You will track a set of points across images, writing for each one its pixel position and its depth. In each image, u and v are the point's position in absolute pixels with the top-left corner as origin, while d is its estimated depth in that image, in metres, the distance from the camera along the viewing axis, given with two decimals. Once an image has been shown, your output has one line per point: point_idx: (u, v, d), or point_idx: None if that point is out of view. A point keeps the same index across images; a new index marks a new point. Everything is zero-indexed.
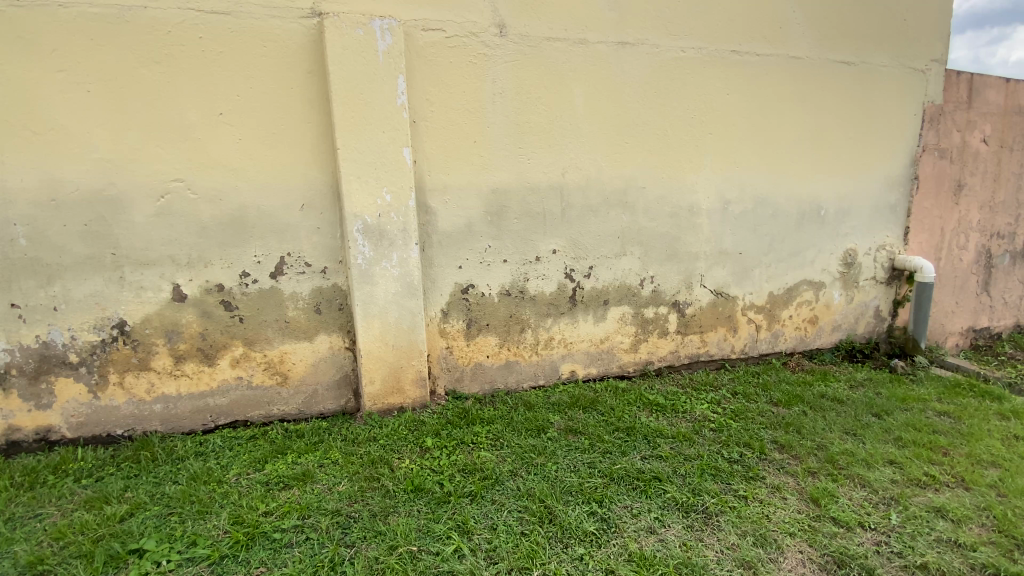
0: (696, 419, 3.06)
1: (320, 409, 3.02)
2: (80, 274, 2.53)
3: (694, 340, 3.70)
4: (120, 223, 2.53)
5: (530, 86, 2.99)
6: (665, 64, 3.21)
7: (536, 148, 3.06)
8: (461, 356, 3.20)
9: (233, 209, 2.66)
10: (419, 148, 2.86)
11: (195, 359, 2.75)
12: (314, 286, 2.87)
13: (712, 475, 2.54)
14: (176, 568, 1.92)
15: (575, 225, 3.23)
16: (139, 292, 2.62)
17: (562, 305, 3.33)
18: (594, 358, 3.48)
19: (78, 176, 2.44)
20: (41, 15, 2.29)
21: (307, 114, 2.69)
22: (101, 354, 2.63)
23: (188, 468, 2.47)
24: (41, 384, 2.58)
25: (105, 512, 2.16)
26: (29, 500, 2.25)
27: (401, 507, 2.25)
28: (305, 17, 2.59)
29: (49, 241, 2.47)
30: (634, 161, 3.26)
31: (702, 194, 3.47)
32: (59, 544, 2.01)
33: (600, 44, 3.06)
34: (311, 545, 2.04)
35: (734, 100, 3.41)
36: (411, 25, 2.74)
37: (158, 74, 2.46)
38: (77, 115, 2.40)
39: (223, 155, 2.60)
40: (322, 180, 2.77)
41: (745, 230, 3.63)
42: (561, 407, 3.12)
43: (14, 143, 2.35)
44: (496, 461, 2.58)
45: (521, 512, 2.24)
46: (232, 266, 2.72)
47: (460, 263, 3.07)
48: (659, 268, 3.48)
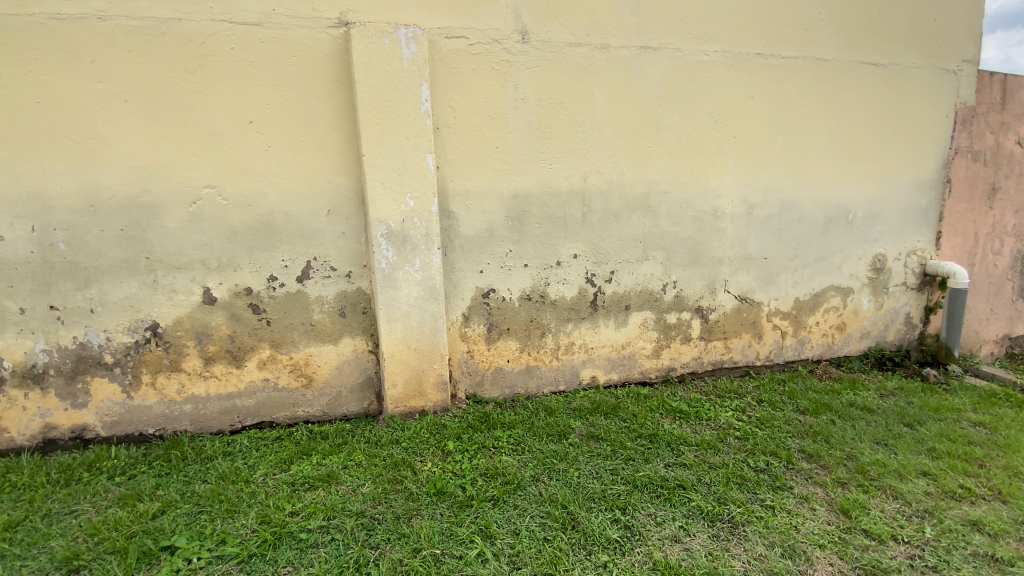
0: (721, 427, 3.01)
1: (344, 411, 3.06)
2: (116, 278, 2.62)
3: (717, 346, 3.64)
4: (154, 228, 2.61)
5: (551, 91, 3.00)
6: (688, 67, 3.19)
7: (557, 153, 3.07)
8: (482, 360, 3.21)
9: (261, 215, 2.72)
10: (442, 154, 2.90)
11: (224, 360, 2.81)
12: (339, 290, 2.92)
13: (738, 484, 2.50)
14: (206, 566, 1.96)
15: (596, 229, 3.22)
16: (172, 295, 2.70)
17: (583, 310, 3.31)
18: (616, 363, 3.45)
19: (115, 182, 2.53)
20: (82, 28, 2.39)
21: (333, 121, 2.74)
22: (134, 354, 2.70)
23: (217, 468, 2.52)
24: (77, 384, 2.67)
25: (138, 510, 2.22)
26: (65, 497, 2.33)
27: (424, 510, 2.26)
28: (332, 27, 2.65)
29: (87, 246, 2.56)
30: (656, 165, 3.24)
31: (726, 199, 3.43)
32: (93, 540, 2.07)
33: (622, 49, 3.06)
34: (336, 545, 2.06)
35: (757, 104, 3.37)
36: (435, 33, 2.78)
37: (191, 84, 2.54)
38: (115, 124, 2.49)
39: (252, 162, 2.66)
40: (347, 186, 2.82)
41: (770, 235, 3.58)
42: (582, 412, 3.10)
43: (55, 151, 2.45)
44: (518, 466, 2.57)
45: (543, 518, 2.23)
46: (261, 270, 2.78)
47: (480, 268, 3.09)
48: (681, 273, 3.44)
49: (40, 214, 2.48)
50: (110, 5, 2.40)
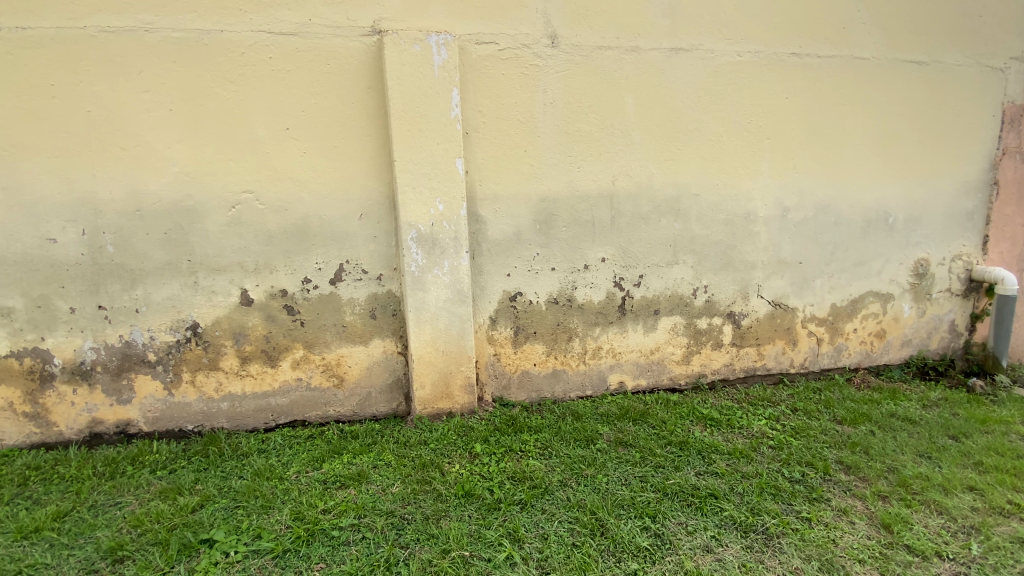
0: (754, 435, 2.94)
1: (374, 411, 3.10)
2: (160, 279, 2.73)
3: (750, 352, 3.56)
4: (195, 232, 2.72)
5: (580, 94, 2.99)
6: (720, 68, 3.14)
7: (586, 156, 3.06)
8: (509, 363, 3.22)
9: (297, 219, 2.80)
10: (471, 159, 2.92)
11: (259, 360, 2.90)
12: (370, 292, 2.97)
13: (772, 495, 2.43)
14: (243, 559, 2.03)
15: (625, 233, 3.20)
16: (211, 296, 2.79)
17: (611, 314, 3.28)
18: (644, 369, 3.40)
19: (159, 188, 2.64)
20: (132, 41, 2.51)
21: (366, 127, 2.80)
22: (175, 353, 2.81)
23: (252, 464, 2.60)
24: (122, 380, 2.79)
25: (178, 503, 2.30)
26: (110, 489, 2.43)
27: (452, 511, 2.28)
28: (365, 36, 2.71)
29: (133, 248, 2.67)
30: (687, 168, 3.20)
31: (759, 202, 3.36)
32: (137, 532, 2.16)
33: (653, 51, 3.04)
34: (367, 544, 2.09)
35: (792, 105, 3.29)
36: (466, 39, 2.81)
37: (231, 92, 2.63)
38: (160, 132, 2.60)
39: (289, 168, 2.74)
40: (379, 190, 2.87)
41: (805, 239, 3.48)
42: (610, 418, 3.06)
43: (105, 158, 2.57)
44: (546, 471, 2.56)
45: (571, 524, 2.22)
46: (296, 273, 2.85)
47: (508, 271, 3.10)
48: (712, 277, 3.38)
49: (90, 217, 2.61)
50: (157, 18, 2.51)
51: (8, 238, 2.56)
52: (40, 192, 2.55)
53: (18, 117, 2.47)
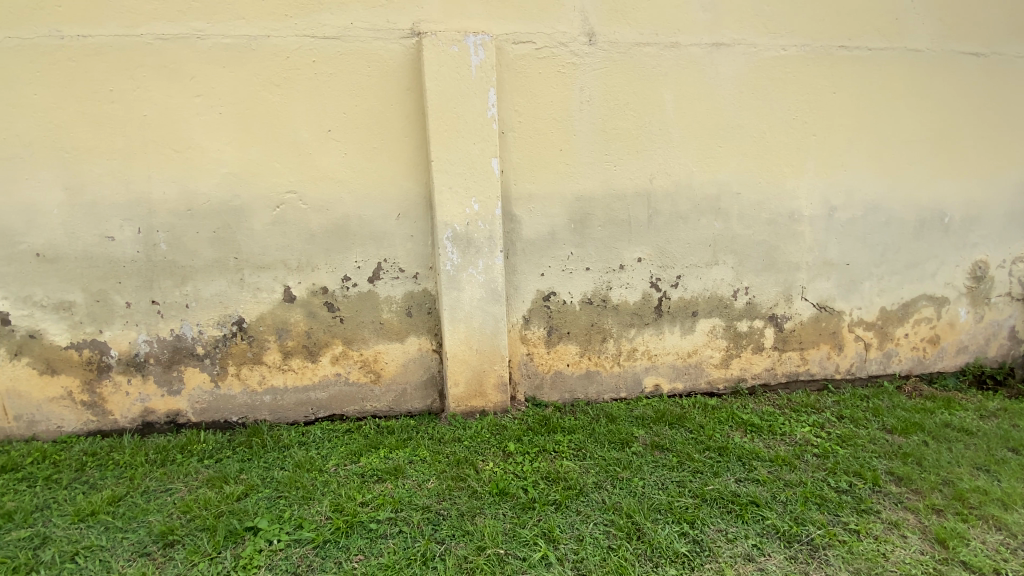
0: (797, 443, 2.83)
1: (409, 407, 3.14)
2: (209, 276, 2.84)
3: (793, 357, 3.43)
4: (241, 231, 2.82)
5: (617, 92, 2.96)
6: (764, 63, 3.05)
7: (623, 155, 3.02)
8: (542, 363, 3.20)
9: (337, 218, 2.87)
10: (507, 158, 2.93)
11: (301, 355, 2.98)
12: (406, 291, 3.02)
13: (817, 505, 2.36)
14: (286, 548, 2.12)
15: (662, 232, 3.14)
16: (256, 292, 2.89)
17: (646, 316, 3.23)
18: (681, 372, 3.33)
19: (208, 188, 2.76)
20: (185, 48, 2.63)
21: (405, 128, 2.85)
22: (222, 347, 2.92)
23: (293, 456, 2.68)
24: (173, 372, 2.92)
25: (225, 491, 2.40)
26: (161, 476, 2.56)
27: (487, 509, 2.31)
28: (404, 38, 2.75)
29: (184, 246, 2.80)
30: (728, 166, 3.12)
31: (804, 200, 3.24)
32: (186, 517, 2.27)
33: (692, 47, 2.97)
34: (404, 538, 2.16)
35: (840, 100, 3.16)
36: (503, 39, 2.82)
37: (277, 96, 2.72)
38: (210, 135, 2.72)
39: (330, 169, 2.82)
40: (416, 190, 2.92)
41: (853, 239, 3.34)
42: (646, 421, 3.00)
43: (159, 160, 2.70)
44: (580, 472, 2.54)
45: (607, 527, 2.21)
46: (336, 271, 2.93)
47: (542, 270, 3.09)
48: (753, 278, 3.28)
49: (145, 217, 2.75)
50: (207, 25, 2.62)
51: (70, 235, 2.72)
52: (100, 193, 2.70)
53: (80, 121, 2.63)
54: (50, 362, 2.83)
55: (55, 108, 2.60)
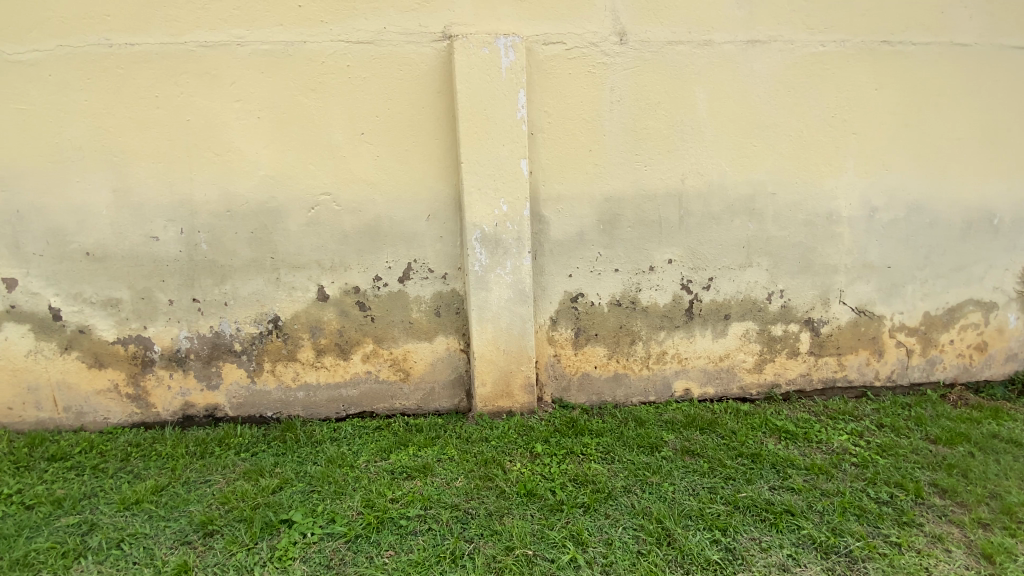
0: (834, 451, 2.76)
1: (436, 406, 3.17)
2: (246, 275, 2.94)
3: (830, 362, 3.32)
4: (278, 231, 2.90)
5: (649, 91, 2.92)
6: (801, 60, 2.97)
7: (653, 155, 2.98)
8: (569, 365, 3.18)
9: (369, 219, 2.93)
10: (536, 159, 2.93)
11: (333, 353, 3.05)
12: (435, 291, 3.05)
13: (856, 516, 2.32)
14: (319, 541, 2.19)
15: (694, 233, 3.09)
16: (291, 291, 2.97)
17: (676, 318, 3.18)
18: (712, 376, 3.27)
19: (247, 190, 2.85)
20: (226, 55, 2.72)
21: (436, 130, 2.88)
22: (258, 344, 3.01)
23: (325, 451, 2.74)
24: (211, 367, 3.02)
25: (260, 484, 2.48)
26: (201, 467, 2.65)
27: (515, 509, 2.33)
28: (436, 41, 2.79)
29: (224, 246, 2.90)
30: (763, 165, 3.05)
31: (843, 201, 3.14)
32: (224, 508, 2.36)
33: (727, 44, 2.92)
34: (433, 535, 2.21)
35: (883, 97, 3.05)
36: (533, 40, 2.82)
37: (312, 100, 2.79)
38: (249, 138, 2.81)
39: (363, 171, 2.87)
40: (446, 191, 2.95)
41: (895, 241, 3.22)
42: (675, 425, 2.94)
43: (201, 163, 2.80)
44: (609, 476, 2.53)
45: (636, 531, 2.22)
46: (368, 270, 2.98)
47: (570, 272, 3.08)
48: (789, 281, 3.19)
49: (188, 218, 2.86)
50: (248, 32, 2.71)
51: (118, 235, 2.85)
52: (146, 195, 2.82)
53: (127, 126, 2.75)
54: (98, 356, 2.97)
55: (105, 114, 2.73)
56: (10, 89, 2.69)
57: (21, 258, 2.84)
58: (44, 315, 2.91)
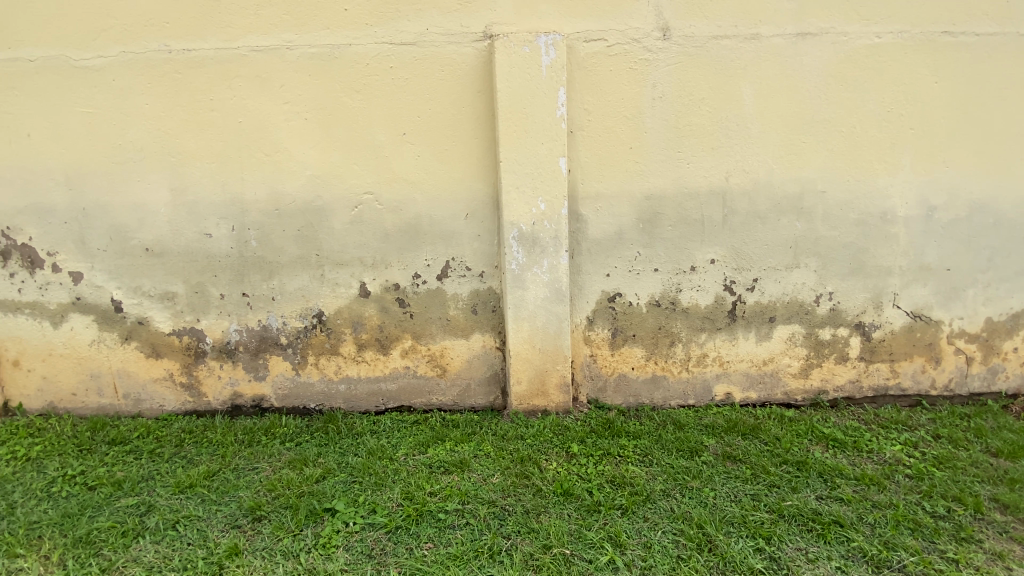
0: (886, 462, 2.64)
1: (472, 403, 3.20)
2: (293, 271, 3.04)
3: (881, 369, 3.17)
4: (323, 229, 2.99)
5: (692, 87, 2.86)
6: (855, 53, 2.84)
7: (696, 152, 2.92)
8: (606, 365, 3.15)
9: (410, 218, 2.99)
10: (575, 157, 2.92)
11: (373, 348, 3.13)
12: (473, 288, 3.08)
13: (910, 530, 2.22)
14: (361, 530, 2.26)
15: (738, 233, 3.01)
16: (335, 288, 3.06)
17: (718, 320, 3.11)
18: (755, 381, 3.17)
19: (294, 189, 2.95)
20: (277, 58, 2.82)
21: (476, 129, 2.90)
22: (303, 338, 3.12)
23: (366, 444, 2.81)
24: (259, 360, 3.15)
25: (305, 473, 2.57)
26: (249, 455, 2.77)
27: (552, 508, 2.34)
28: (477, 41, 2.81)
29: (272, 243, 3.01)
30: (812, 163, 2.94)
31: (899, 199, 2.99)
32: (272, 495, 2.45)
33: (775, 38, 2.82)
34: (471, 530, 2.24)
35: (943, 90, 2.89)
36: (574, 38, 2.81)
37: (357, 101, 2.86)
38: (297, 139, 2.90)
39: (405, 170, 2.93)
40: (485, 190, 2.97)
41: (955, 242, 3.04)
42: (716, 430, 2.87)
43: (251, 163, 2.92)
44: (647, 478, 2.51)
45: (676, 536, 2.20)
46: (407, 268, 3.04)
47: (608, 271, 3.05)
48: (839, 283, 3.07)
49: (239, 216, 2.98)
50: (297, 36, 2.80)
51: (174, 232, 3.00)
52: (201, 194, 2.96)
53: (183, 129, 2.89)
54: (155, 346, 3.14)
55: (164, 117, 2.88)
56: (79, 94, 2.87)
57: (87, 252, 3.03)
58: (106, 306, 3.09)
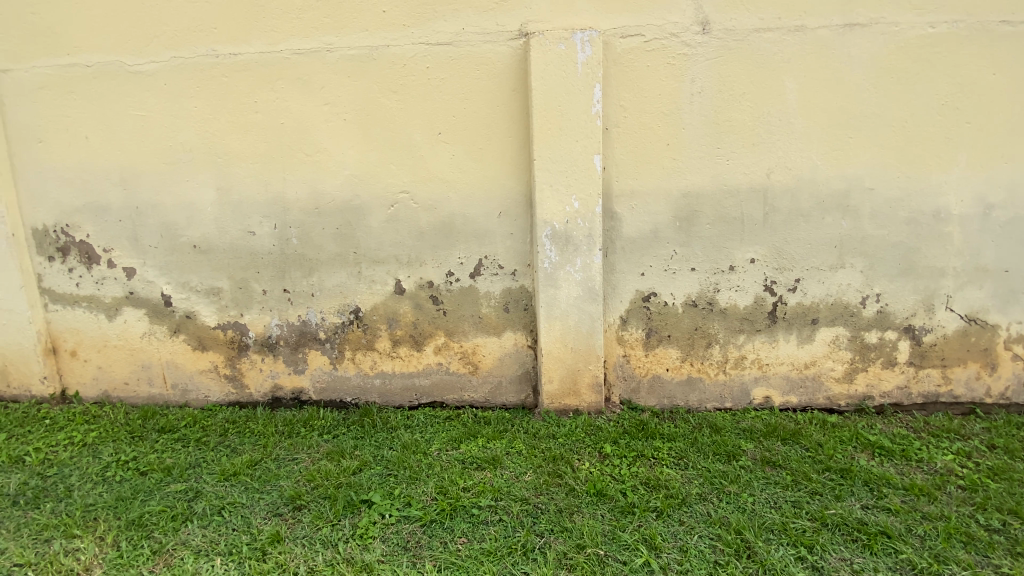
0: (937, 472, 2.52)
1: (503, 400, 3.22)
2: (331, 268, 3.12)
3: (932, 375, 3.02)
4: (360, 227, 3.06)
5: (733, 81, 2.79)
6: (907, 44, 2.71)
7: (736, 148, 2.85)
8: (639, 366, 3.12)
9: (444, 216, 3.02)
10: (610, 155, 2.89)
11: (408, 344, 3.18)
12: (506, 287, 3.09)
13: (962, 543, 2.12)
14: (397, 522, 2.31)
15: (779, 232, 2.92)
16: (371, 285, 3.13)
17: (757, 322, 3.03)
18: (795, 385, 3.08)
19: (333, 188, 3.02)
20: (318, 61, 2.89)
21: (511, 128, 2.91)
22: (341, 333, 3.20)
23: (400, 438, 2.87)
24: (298, 354, 3.24)
25: (342, 465, 2.64)
26: (289, 446, 2.86)
27: (585, 508, 2.33)
28: (512, 39, 2.81)
29: (312, 241, 3.10)
30: (860, 159, 2.82)
31: (953, 197, 2.84)
32: (311, 485, 2.53)
33: (820, 29, 2.72)
34: (504, 526, 2.26)
35: (1002, 82, 2.73)
36: (610, 34, 2.78)
37: (394, 101, 2.91)
38: (336, 139, 2.97)
39: (440, 169, 2.96)
40: (519, 188, 2.97)
41: (1015, 242, 2.87)
42: (754, 434, 2.80)
43: (293, 163, 3.01)
44: (682, 481, 2.47)
45: (713, 540, 2.16)
46: (441, 266, 3.08)
47: (642, 270, 3.01)
48: (887, 285, 2.94)
49: (281, 214, 3.08)
50: (337, 38, 2.86)
51: (220, 230, 3.12)
52: (245, 193, 3.07)
53: (229, 130, 3.00)
54: (201, 339, 3.27)
55: (211, 119, 3.00)
56: (132, 98, 3.01)
57: (140, 249, 3.18)
58: (157, 301, 3.24)
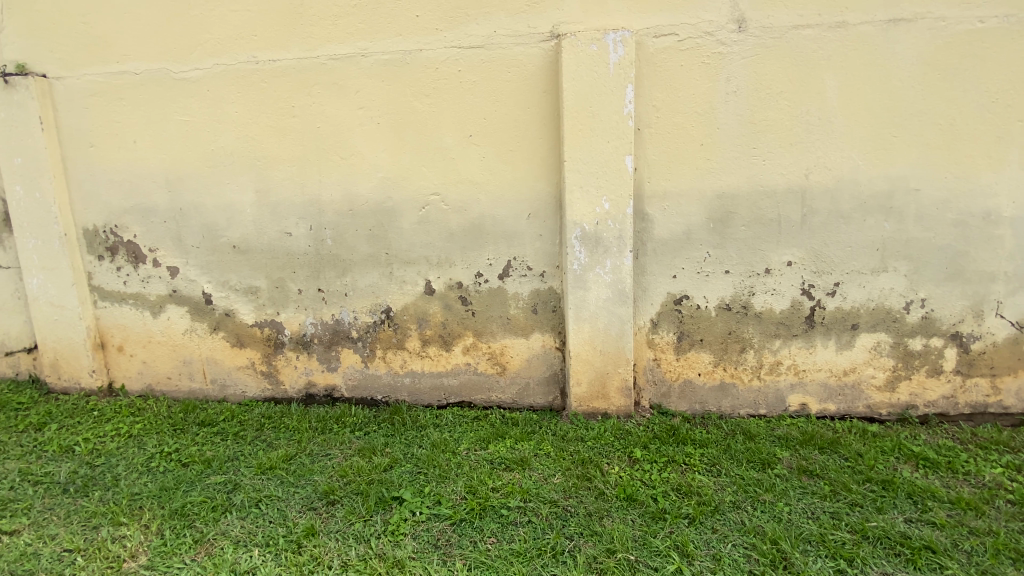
0: (985, 486, 2.41)
1: (531, 401, 3.22)
2: (364, 268, 3.19)
3: (980, 384, 2.89)
4: (392, 228, 3.11)
5: (769, 80, 2.72)
6: (955, 39, 2.60)
7: (772, 148, 2.78)
8: (669, 370, 3.08)
9: (475, 217, 3.04)
10: (642, 156, 2.86)
11: (437, 344, 3.22)
12: (534, 288, 3.10)
13: (1012, 560, 2.02)
14: (427, 520, 2.35)
15: (818, 234, 2.84)
16: (402, 285, 3.18)
17: (793, 326, 2.95)
18: (833, 392, 2.98)
19: (367, 190, 3.08)
20: (352, 66, 2.96)
21: (541, 129, 2.91)
22: (372, 332, 3.26)
23: (430, 436, 2.91)
24: (331, 352, 3.32)
25: (373, 462, 2.70)
26: (322, 442, 2.94)
27: (615, 512, 2.32)
28: (544, 41, 2.81)
29: (346, 242, 3.17)
30: (904, 158, 2.72)
31: (1005, 197, 2.71)
32: (344, 480, 2.60)
33: (863, 25, 2.63)
34: (533, 528, 2.27)
35: None
36: (643, 34, 2.75)
37: (426, 104, 2.95)
38: (370, 142, 3.03)
39: (471, 170, 2.99)
40: (549, 190, 2.97)
41: None
42: (790, 442, 2.73)
43: (328, 166, 3.08)
44: (714, 488, 2.43)
45: (747, 550, 2.12)
46: (471, 267, 3.10)
47: (674, 272, 2.97)
48: (932, 289, 2.83)
49: (316, 216, 3.16)
50: (371, 43, 2.92)
51: (259, 231, 3.22)
52: (282, 195, 3.16)
53: (268, 134, 3.10)
54: (239, 336, 3.39)
55: (251, 124, 3.10)
56: (177, 104, 3.14)
57: (183, 249, 3.31)
58: (198, 299, 3.37)
